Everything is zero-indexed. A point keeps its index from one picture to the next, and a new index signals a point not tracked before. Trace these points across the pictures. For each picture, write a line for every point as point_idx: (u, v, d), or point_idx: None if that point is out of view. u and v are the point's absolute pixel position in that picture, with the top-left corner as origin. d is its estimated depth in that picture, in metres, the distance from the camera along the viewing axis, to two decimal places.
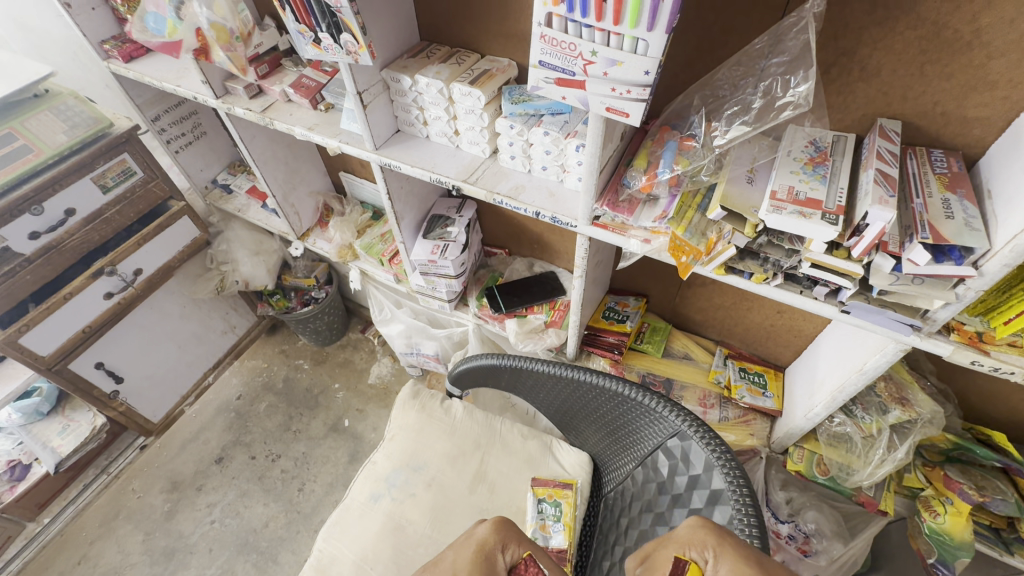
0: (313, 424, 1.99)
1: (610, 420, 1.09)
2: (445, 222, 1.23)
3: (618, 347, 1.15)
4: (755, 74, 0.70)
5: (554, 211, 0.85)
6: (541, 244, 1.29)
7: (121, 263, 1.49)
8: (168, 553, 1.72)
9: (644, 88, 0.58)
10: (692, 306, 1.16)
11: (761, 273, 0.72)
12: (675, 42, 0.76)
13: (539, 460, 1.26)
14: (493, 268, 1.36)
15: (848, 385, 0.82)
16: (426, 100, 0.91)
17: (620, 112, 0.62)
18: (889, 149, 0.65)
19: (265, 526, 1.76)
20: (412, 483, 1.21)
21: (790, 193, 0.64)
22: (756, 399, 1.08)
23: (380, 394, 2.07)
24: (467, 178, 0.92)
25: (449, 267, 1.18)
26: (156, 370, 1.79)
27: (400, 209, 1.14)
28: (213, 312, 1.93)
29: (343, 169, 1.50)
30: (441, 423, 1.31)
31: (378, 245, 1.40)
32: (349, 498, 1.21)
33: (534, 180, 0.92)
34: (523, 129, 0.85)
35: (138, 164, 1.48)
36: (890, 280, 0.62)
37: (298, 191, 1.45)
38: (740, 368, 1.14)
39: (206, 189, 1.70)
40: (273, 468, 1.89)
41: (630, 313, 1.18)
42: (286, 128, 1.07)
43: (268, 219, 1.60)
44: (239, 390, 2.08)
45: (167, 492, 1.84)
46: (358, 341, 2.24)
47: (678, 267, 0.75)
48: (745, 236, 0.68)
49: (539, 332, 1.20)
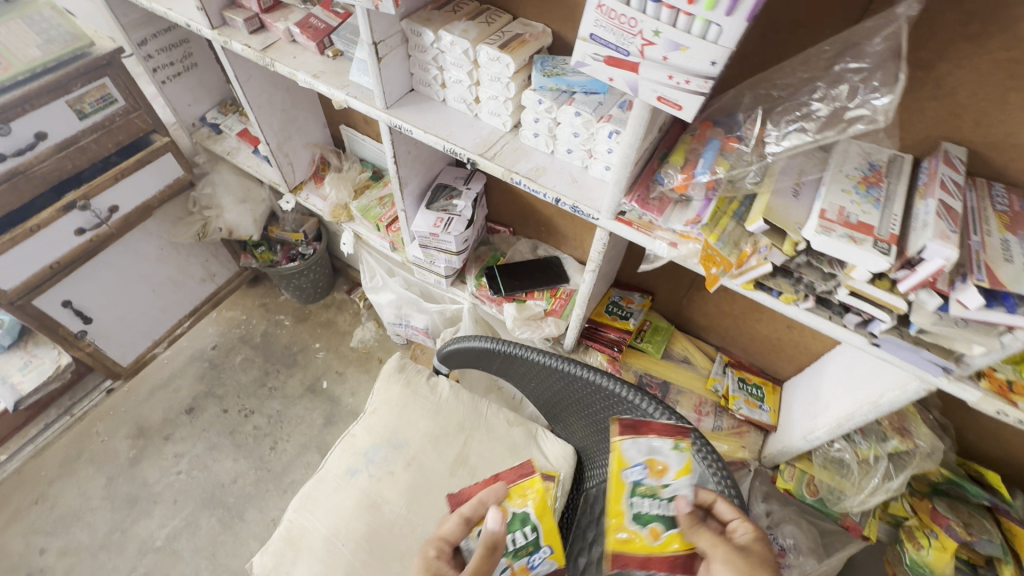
0: (290, 383, 1.94)
1: (602, 418, 1.07)
2: (450, 192, 1.15)
3: (618, 344, 1.10)
4: (824, 78, 0.64)
5: (576, 199, 0.79)
6: (549, 227, 1.23)
7: (95, 198, 1.38)
8: (130, 500, 1.68)
9: (705, 80, 0.52)
10: (698, 310, 1.12)
11: (791, 293, 0.68)
12: None
13: (522, 448, 1.23)
14: (495, 246, 1.30)
15: (857, 414, 0.79)
16: (448, 60, 0.83)
17: (672, 104, 0.55)
18: (952, 178, 0.60)
19: (233, 482, 1.73)
20: (392, 460, 1.17)
21: (841, 214, 0.59)
22: (753, 411, 1.05)
23: (361, 359, 2.01)
24: (483, 152, 0.85)
25: (451, 243, 1.11)
26: (127, 313, 1.70)
27: (405, 174, 1.07)
28: (192, 258, 1.82)
29: (344, 123, 1.40)
30: (426, 401, 1.27)
31: (375, 209, 1.31)
32: (325, 470, 1.18)
33: (557, 163, 0.85)
34: (552, 106, 0.77)
35: (120, 91, 1.35)
36: (934, 320, 0.58)
37: (293, 142, 1.35)
38: (740, 378, 1.10)
39: (193, 127, 1.58)
40: (245, 424, 1.84)
41: (634, 310, 1.13)
42: (288, 72, 0.97)
43: (259, 166, 1.49)
44: (215, 340, 2.01)
45: (132, 439, 1.79)
46: (343, 302, 2.17)
47: (705, 277, 0.70)
48: (783, 253, 0.64)
49: (538, 320, 1.15)
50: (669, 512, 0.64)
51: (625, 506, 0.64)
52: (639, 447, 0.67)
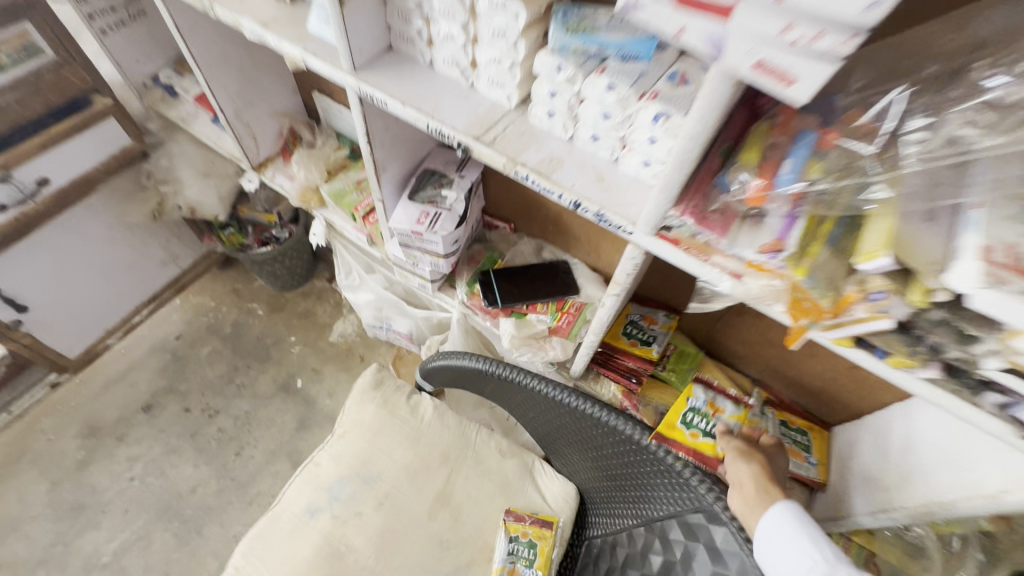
0: (261, 380, 1.75)
1: (614, 463, 0.90)
2: (440, 180, 0.94)
3: (636, 374, 0.92)
4: (1000, 49, 0.44)
5: (602, 204, 0.58)
6: (557, 225, 1.01)
7: (19, 169, 1.16)
8: (76, 509, 1.51)
9: (847, 38, 0.32)
10: (735, 336, 0.93)
11: (906, 356, 0.48)
12: None
13: (516, 486, 1.05)
14: (492, 245, 1.09)
15: (957, 504, 0.60)
16: (436, 6, 0.61)
17: (780, 75, 0.36)
18: None
19: (192, 491, 1.55)
20: (361, 498, 0.99)
21: (1012, 254, 0.37)
22: (798, 466, 0.85)
23: (341, 356, 1.82)
24: (480, 135, 0.63)
25: (438, 244, 0.91)
26: (72, 300, 1.50)
27: (382, 157, 0.85)
28: (149, 239, 1.61)
29: (318, 89, 1.17)
30: (405, 426, 1.08)
31: (351, 195, 1.10)
32: (281, 507, 1.00)
33: (576, 153, 0.63)
34: (576, 75, 0.57)
35: (45, 39, 1.12)
36: None
37: (255, 110, 1.13)
38: (782, 422, 0.91)
39: (144, 88, 1.34)
40: (209, 425, 1.66)
41: (657, 333, 0.93)
42: (231, 20, 0.75)
43: (219, 137, 1.27)
44: (179, 329, 1.81)
45: (82, 439, 1.60)
46: (323, 291, 1.96)
47: (787, 327, 0.52)
48: (909, 303, 0.44)
49: (541, 339, 0.96)
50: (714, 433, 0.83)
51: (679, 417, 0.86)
52: (707, 393, 0.88)
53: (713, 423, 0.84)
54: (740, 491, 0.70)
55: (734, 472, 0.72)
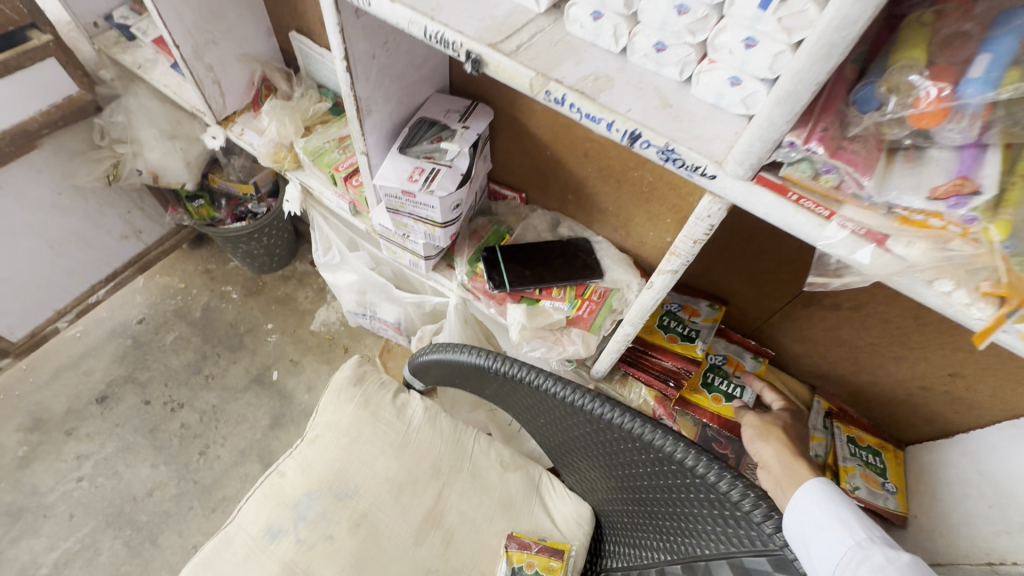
0: (232, 372, 1.57)
1: (641, 485, 0.72)
2: (439, 132, 0.76)
3: (674, 377, 0.76)
4: None
5: (671, 136, 0.41)
6: (577, 194, 0.84)
7: None
8: (13, 513, 1.32)
9: None
10: (793, 332, 0.76)
11: None
12: None
13: (520, 506, 0.88)
14: (499, 219, 0.92)
15: None
16: None
17: None
18: None
19: (149, 495, 1.37)
20: (333, 518, 0.82)
21: None
22: (873, 495, 0.69)
23: (323, 346, 1.64)
24: (497, 44, 0.46)
25: (435, 209, 0.73)
26: (12, 274, 1.31)
27: (367, 95, 0.68)
28: (106, 209, 1.42)
29: (296, 29, 0.99)
30: (389, 431, 0.91)
31: (331, 153, 0.92)
32: (235, 527, 0.82)
33: (630, 72, 0.46)
34: None
35: None
36: None
37: (219, 49, 0.94)
38: (849, 439, 0.74)
39: (95, 28, 1.16)
40: (171, 421, 1.48)
41: (701, 327, 0.77)
42: None
43: (180, 87, 1.08)
44: (142, 312, 1.63)
45: (25, 432, 1.42)
46: (305, 274, 1.77)
47: (974, 329, 0.35)
48: None
49: (558, 332, 0.78)
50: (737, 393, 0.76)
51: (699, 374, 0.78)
52: (727, 348, 0.80)
53: (735, 384, 0.77)
54: (766, 474, 0.61)
55: (756, 452, 0.64)
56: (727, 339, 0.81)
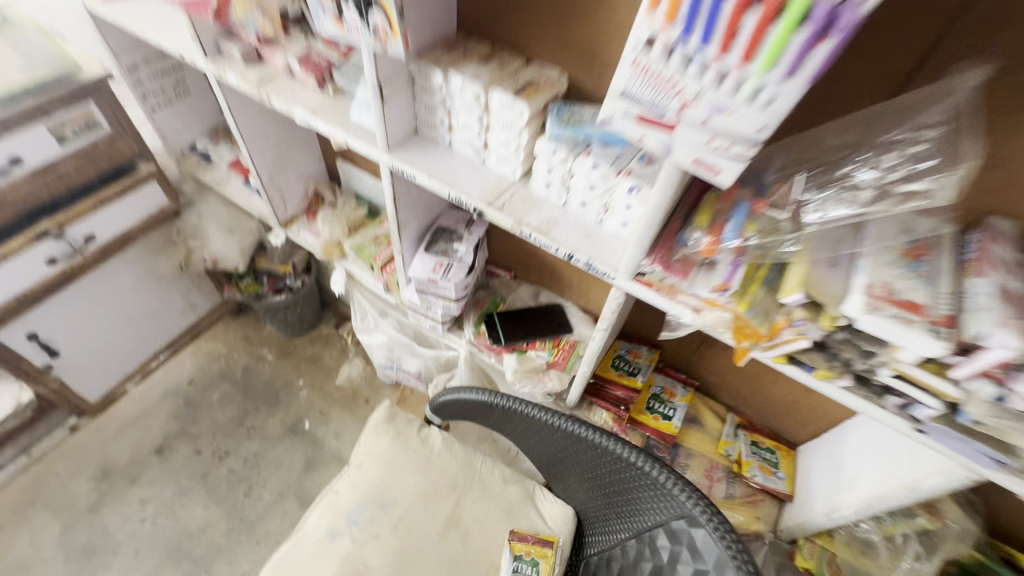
0: (270, 423, 1.83)
1: (605, 482, 1.01)
2: (450, 236, 1.09)
3: (625, 403, 1.05)
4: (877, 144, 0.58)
5: (591, 255, 0.74)
6: (552, 273, 1.17)
7: (71, 227, 1.30)
8: (87, 552, 1.54)
9: (750, 145, 0.47)
10: (708, 366, 1.07)
11: (828, 369, 0.62)
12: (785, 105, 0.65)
13: (519, 510, 1.15)
14: (494, 291, 1.23)
15: (892, 497, 0.73)
16: (457, 103, 0.78)
17: (709, 167, 0.51)
18: (1006, 258, 0.55)
19: (202, 532, 1.60)
20: (377, 523, 1.08)
21: (887, 290, 0.54)
22: (768, 480, 0.99)
23: (347, 398, 1.91)
24: (492, 202, 0.79)
25: (450, 289, 1.05)
26: (98, 346, 1.59)
27: (404, 217, 1.01)
28: (173, 289, 1.73)
29: (342, 157, 1.34)
30: (417, 455, 1.18)
31: (370, 248, 1.26)
32: (302, 532, 1.08)
33: (570, 216, 0.79)
34: (567, 156, 0.73)
35: (106, 117, 1.29)
36: (990, 412, 0.53)
37: (286, 175, 1.29)
38: (752, 442, 1.04)
39: (182, 155, 1.50)
40: (219, 467, 1.72)
41: (642, 365, 1.08)
42: (284, 107, 0.92)
43: (249, 198, 1.42)
44: (191, 374, 1.90)
45: (96, 481, 1.66)
46: (330, 337, 2.07)
47: (734, 348, 0.66)
48: (821, 327, 0.59)
49: (540, 373, 1.09)
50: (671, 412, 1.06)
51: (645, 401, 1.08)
52: (664, 380, 1.10)
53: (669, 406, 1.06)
54: None
55: None
56: (664, 373, 1.11)
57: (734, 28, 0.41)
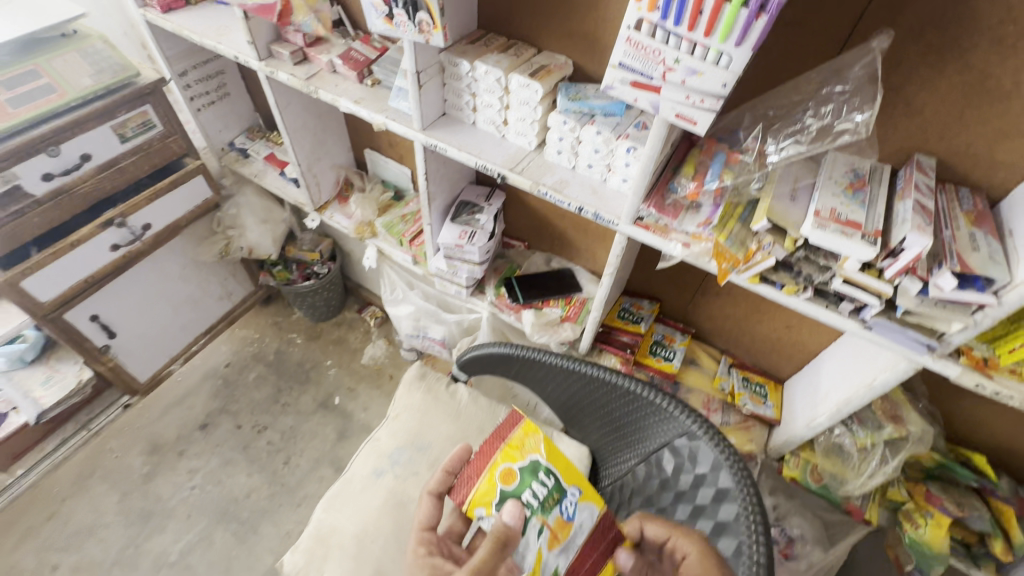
0: (303, 399, 1.98)
1: (613, 417, 1.13)
2: (473, 208, 1.24)
3: (631, 347, 1.21)
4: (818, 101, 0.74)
5: (598, 207, 0.89)
6: (562, 240, 1.32)
7: (131, 216, 1.46)
8: (144, 516, 1.69)
9: (717, 99, 0.63)
10: (703, 313, 1.22)
11: (793, 285, 0.77)
12: (747, 75, 0.81)
13: None
14: (511, 259, 1.39)
15: (855, 398, 0.88)
16: (481, 87, 0.94)
17: (688, 120, 0.66)
18: (925, 183, 0.70)
19: (248, 496, 1.74)
20: (416, 462, 1.23)
21: (833, 213, 0.68)
22: (758, 407, 1.15)
23: (373, 375, 2.06)
24: (512, 167, 0.95)
25: (475, 254, 1.20)
26: (148, 329, 1.75)
27: (433, 191, 1.16)
28: (211, 277, 1.89)
29: (369, 147, 1.50)
30: (447, 406, 1.33)
31: (399, 225, 1.42)
32: (351, 472, 1.23)
33: (578, 177, 0.95)
34: (575, 126, 0.88)
35: (159, 117, 1.45)
36: (916, 302, 0.68)
37: (321, 163, 1.45)
38: (744, 377, 1.20)
39: (222, 151, 1.67)
40: (259, 439, 1.87)
41: (644, 315, 1.23)
42: (330, 99, 1.08)
43: (285, 187, 1.58)
44: (228, 358, 2.06)
45: (147, 455, 1.81)
46: (353, 321, 2.23)
47: (717, 273, 0.80)
48: (785, 249, 0.73)
49: (555, 325, 1.23)
50: (670, 354, 1.21)
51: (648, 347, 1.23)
52: (664, 329, 1.26)
53: (670, 349, 1.22)
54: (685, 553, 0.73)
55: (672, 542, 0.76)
56: (664, 324, 1.27)
57: (700, 8, 0.56)
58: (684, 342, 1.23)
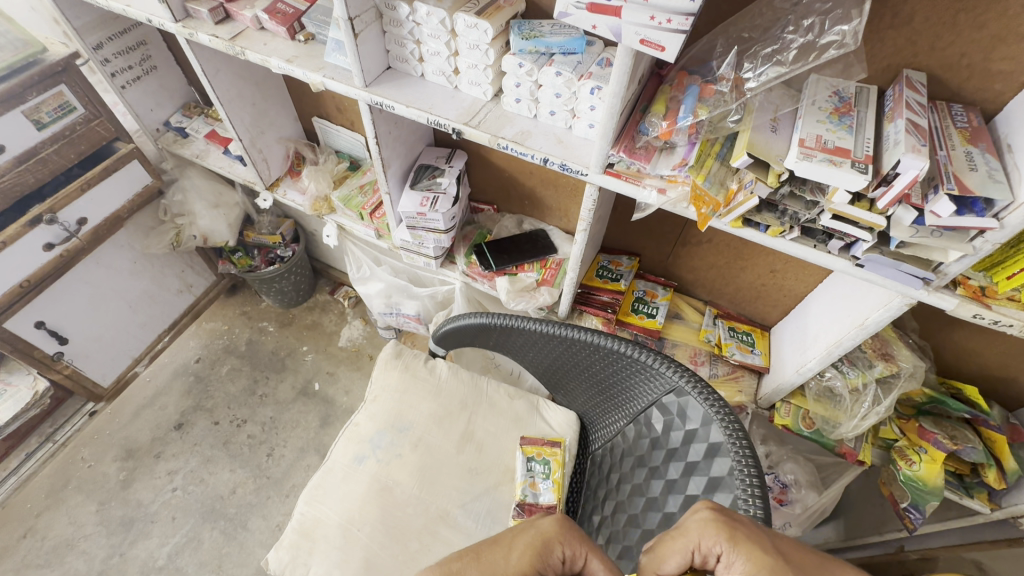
0: (281, 388, 1.91)
1: (599, 378, 1.07)
2: (433, 172, 1.15)
3: (611, 306, 1.15)
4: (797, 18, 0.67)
5: (564, 158, 0.81)
6: (532, 200, 1.24)
7: (62, 211, 1.33)
8: (125, 523, 1.62)
9: (686, 17, 0.55)
10: (685, 266, 1.16)
11: (778, 226, 0.72)
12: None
13: (526, 419, 1.25)
14: (481, 225, 1.32)
15: (846, 339, 0.84)
16: (425, 32, 0.84)
17: (655, 45, 0.58)
18: (916, 101, 0.64)
19: (233, 493, 1.69)
20: (399, 444, 1.18)
21: (819, 141, 0.62)
22: (746, 356, 1.11)
23: (352, 357, 2.00)
24: (468, 121, 0.86)
25: (439, 221, 1.12)
26: (104, 330, 1.64)
27: (387, 156, 1.06)
28: (166, 269, 1.78)
29: (316, 114, 1.38)
30: (426, 384, 1.27)
31: (357, 198, 1.32)
32: (332, 460, 1.18)
33: (541, 126, 0.87)
34: (532, 68, 0.79)
35: (78, 98, 1.31)
36: (911, 233, 0.63)
37: (266, 137, 1.33)
38: (730, 327, 1.17)
39: (158, 132, 1.54)
40: (239, 434, 1.80)
41: (623, 272, 1.18)
42: (259, 59, 0.96)
43: (232, 166, 1.46)
44: (198, 353, 1.97)
45: (122, 461, 1.73)
46: (326, 303, 2.14)
47: (696, 220, 0.74)
48: (768, 186, 0.66)
49: (531, 291, 1.17)
50: (653, 309, 1.16)
51: (631, 304, 1.18)
52: (645, 285, 1.20)
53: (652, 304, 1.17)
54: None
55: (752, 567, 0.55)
56: (644, 280, 1.21)
57: None
58: (666, 296, 1.18)
